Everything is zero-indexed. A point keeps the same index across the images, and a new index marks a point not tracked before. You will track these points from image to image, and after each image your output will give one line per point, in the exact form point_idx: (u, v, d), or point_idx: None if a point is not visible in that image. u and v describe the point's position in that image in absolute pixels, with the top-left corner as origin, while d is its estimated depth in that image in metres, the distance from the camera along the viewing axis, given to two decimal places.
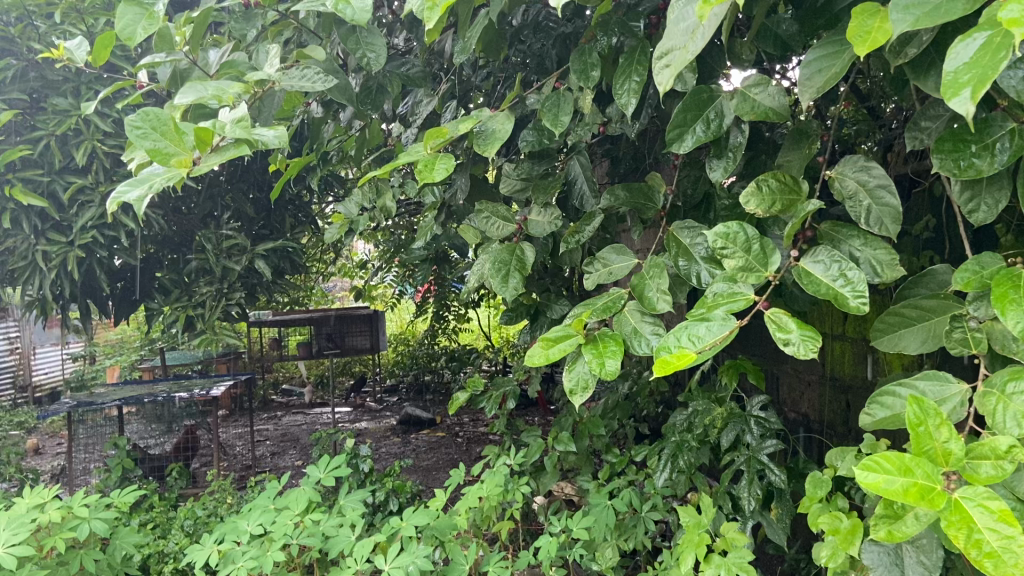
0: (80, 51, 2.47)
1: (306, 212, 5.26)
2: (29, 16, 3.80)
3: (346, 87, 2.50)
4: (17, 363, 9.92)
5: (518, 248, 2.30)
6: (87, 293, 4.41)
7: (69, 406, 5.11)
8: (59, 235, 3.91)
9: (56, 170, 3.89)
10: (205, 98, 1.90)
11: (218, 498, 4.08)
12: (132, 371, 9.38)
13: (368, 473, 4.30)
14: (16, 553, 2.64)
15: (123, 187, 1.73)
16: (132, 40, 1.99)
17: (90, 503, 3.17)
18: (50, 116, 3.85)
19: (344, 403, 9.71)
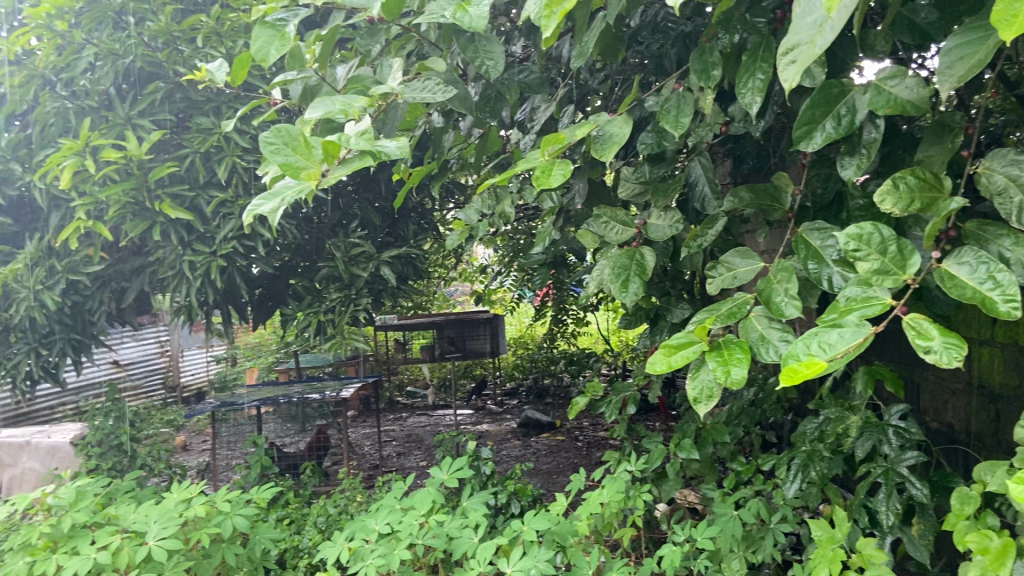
0: (221, 73, 2.65)
1: (428, 219, 5.39)
2: (174, 41, 4.06)
3: (465, 96, 2.54)
4: (167, 364, 10.67)
5: (637, 252, 2.28)
6: (228, 300, 4.71)
7: (214, 406, 5.47)
8: (203, 246, 4.16)
9: (201, 185, 4.14)
10: (333, 112, 2.00)
11: (348, 496, 4.23)
12: (269, 372, 9.91)
13: (490, 475, 4.34)
14: (167, 544, 2.84)
15: (259, 201, 1.86)
16: (266, 61, 2.12)
17: (231, 499, 3.37)
18: (195, 134, 4.09)
19: (466, 405, 9.88)
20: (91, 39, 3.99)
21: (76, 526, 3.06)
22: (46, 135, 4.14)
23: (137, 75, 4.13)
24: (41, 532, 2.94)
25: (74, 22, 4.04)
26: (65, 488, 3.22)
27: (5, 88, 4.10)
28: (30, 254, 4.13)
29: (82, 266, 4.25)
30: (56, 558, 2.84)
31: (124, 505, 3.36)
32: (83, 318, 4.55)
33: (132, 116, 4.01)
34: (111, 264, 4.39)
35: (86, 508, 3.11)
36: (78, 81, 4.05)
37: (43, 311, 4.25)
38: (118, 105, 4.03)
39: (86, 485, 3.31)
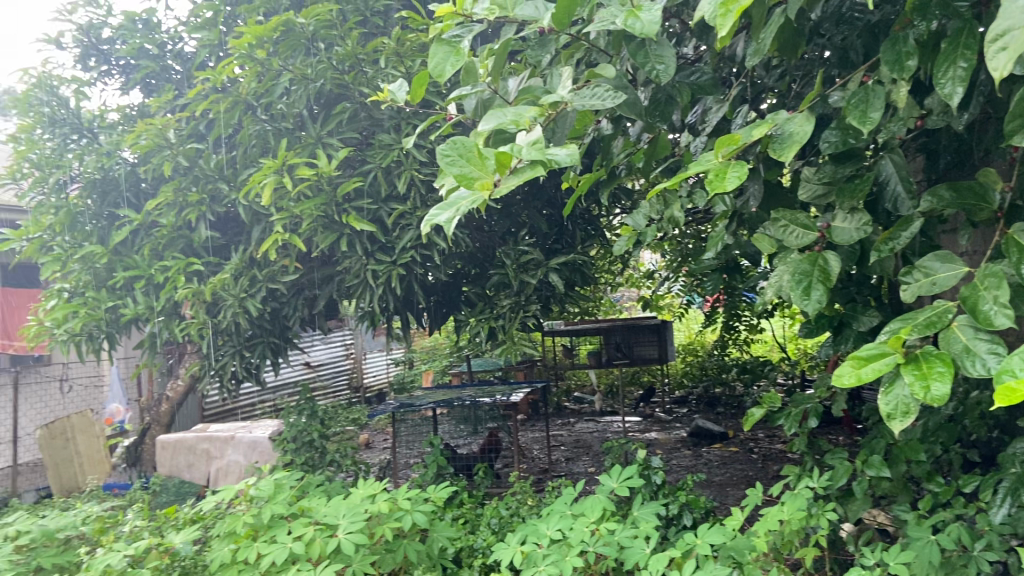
0: (401, 91, 2.79)
1: (596, 225, 5.39)
2: (359, 63, 4.31)
3: (635, 101, 2.51)
4: (352, 366, 11.36)
5: (821, 257, 2.15)
6: (406, 306, 4.94)
7: (394, 406, 5.75)
8: (385, 256, 4.39)
9: (383, 198, 4.37)
10: (505, 123, 2.05)
11: (520, 499, 4.30)
12: (443, 376, 10.31)
13: (661, 485, 4.25)
14: (355, 537, 3.04)
15: (435, 211, 1.93)
16: (442, 77, 2.20)
17: (411, 497, 3.52)
18: (377, 150, 4.33)
19: (634, 412, 9.77)
20: (286, 65, 4.30)
21: (274, 517, 3.31)
22: (248, 155, 4.56)
23: (326, 96, 4.41)
24: (245, 522, 3.22)
25: (272, 51, 4.38)
26: (265, 480, 3.49)
27: (215, 115, 4.53)
28: (236, 265, 4.54)
29: (279, 275, 4.61)
30: (258, 546, 3.09)
31: (317, 498, 3.61)
32: (280, 322, 4.93)
33: (322, 135, 4.31)
34: (304, 273, 4.74)
35: (282, 500, 3.36)
36: (276, 105, 4.39)
37: (246, 317, 4.65)
38: (311, 126, 4.34)
39: (283, 479, 3.58)
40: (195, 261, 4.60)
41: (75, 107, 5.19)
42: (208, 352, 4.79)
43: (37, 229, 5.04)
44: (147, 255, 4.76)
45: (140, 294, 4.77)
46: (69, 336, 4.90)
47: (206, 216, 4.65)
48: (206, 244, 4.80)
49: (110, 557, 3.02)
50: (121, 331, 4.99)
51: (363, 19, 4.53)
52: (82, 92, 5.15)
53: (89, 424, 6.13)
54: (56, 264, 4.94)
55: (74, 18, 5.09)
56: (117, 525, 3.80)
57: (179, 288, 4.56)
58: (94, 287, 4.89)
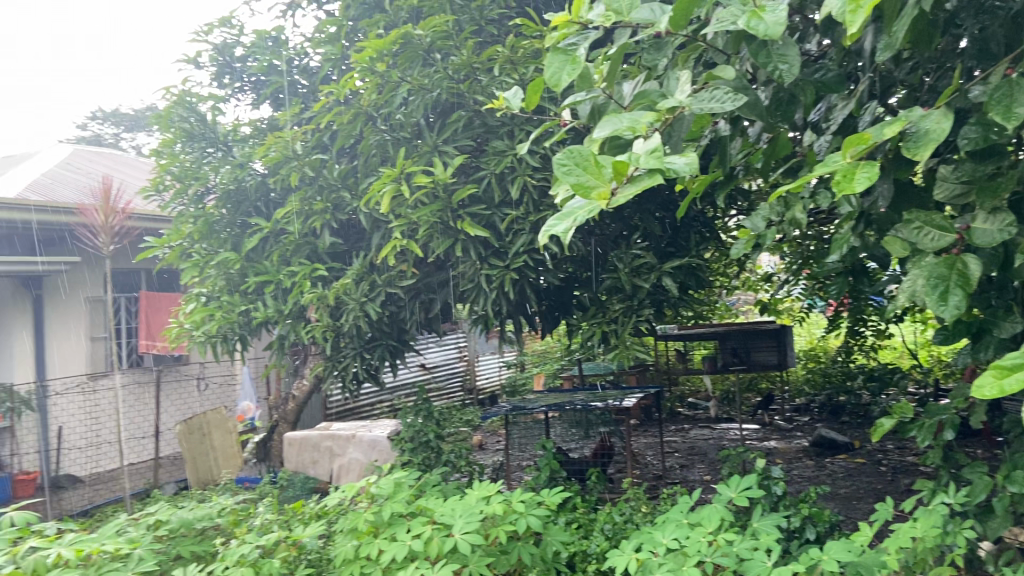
0: (517, 98, 2.82)
1: (711, 227, 5.26)
2: (474, 72, 4.39)
3: (756, 102, 2.45)
4: (465, 368, 11.55)
5: (959, 261, 2.03)
6: (519, 310, 4.99)
7: (506, 409, 5.81)
8: (498, 260, 4.44)
9: (496, 204, 4.43)
10: (621, 130, 2.06)
11: (634, 505, 4.26)
12: (554, 380, 10.33)
13: (782, 496, 4.10)
14: (471, 538, 3.10)
15: (552, 222, 1.97)
16: (558, 86, 2.22)
17: (526, 500, 3.55)
18: (491, 157, 4.39)
19: (752, 420, 9.47)
20: (405, 76, 4.41)
21: (393, 514, 3.42)
22: (369, 164, 4.72)
23: (443, 105, 4.50)
24: (367, 519, 3.34)
25: (391, 62, 4.51)
26: (385, 479, 3.61)
27: (337, 126, 4.71)
28: (356, 270, 4.72)
29: (397, 280, 4.75)
30: (379, 542, 3.20)
31: (433, 497, 3.70)
32: (398, 325, 5.09)
33: (439, 143, 4.41)
34: (420, 278, 4.87)
35: (401, 499, 3.47)
36: (395, 115, 4.53)
37: (367, 321, 4.82)
38: (428, 134, 4.44)
39: (403, 478, 3.68)
40: (320, 267, 4.80)
41: (211, 122, 5.50)
42: (331, 354, 4.99)
43: (178, 237, 5.41)
44: (275, 261, 5.01)
45: (270, 298, 5.03)
46: (205, 337, 5.22)
47: (330, 223, 4.85)
48: (329, 250, 5.00)
49: (244, 547, 3.19)
50: (252, 333, 5.27)
51: (478, 28, 4.62)
52: (217, 108, 5.47)
53: (223, 420, 6.55)
54: (195, 269, 5.29)
55: (210, 39, 5.41)
56: (249, 517, 4.01)
57: (305, 293, 4.78)
58: (228, 291, 5.21)
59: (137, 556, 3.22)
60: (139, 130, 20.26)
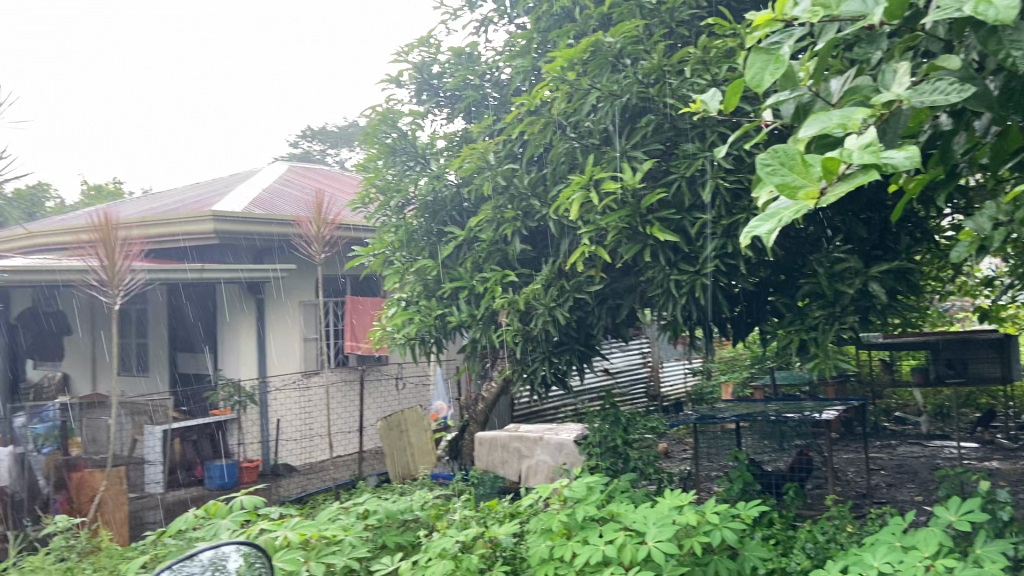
0: (715, 101, 2.77)
1: (923, 228, 4.84)
2: (664, 76, 4.36)
3: (984, 94, 2.25)
4: (650, 374, 11.43)
5: None
6: (710, 316, 4.86)
7: (695, 417, 5.67)
8: (688, 265, 4.35)
9: (686, 208, 4.33)
10: (830, 128, 2.01)
11: (838, 524, 4.02)
12: (745, 389, 9.96)
13: (1010, 523, 3.70)
14: (666, 547, 3.07)
15: (754, 223, 1.96)
16: (760, 87, 2.18)
17: (720, 512, 3.45)
18: (682, 160, 4.31)
19: (970, 437, 8.62)
20: (595, 83, 4.44)
21: (586, 518, 3.46)
22: (558, 172, 4.79)
23: (632, 111, 4.49)
24: (560, 520, 3.41)
25: (581, 71, 4.57)
26: (577, 482, 3.64)
27: (529, 136, 4.83)
28: (546, 276, 4.81)
29: (585, 286, 4.78)
30: (572, 545, 3.25)
31: (624, 503, 3.70)
32: (586, 331, 5.13)
33: (628, 149, 4.41)
34: (608, 284, 4.89)
35: (594, 503, 3.50)
36: (584, 123, 4.58)
37: (555, 325, 4.89)
38: (616, 140, 4.45)
39: (594, 482, 3.70)
40: (510, 273, 4.95)
41: (412, 137, 5.81)
42: (522, 358, 5.12)
43: (382, 246, 5.80)
44: (469, 267, 5.22)
45: (464, 303, 5.23)
46: (405, 340, 5.54)
47: (520, 230, 4.99)
48: (520, 256, 5.14)
49: (446, 541, 3.36)
50: (446, 337, 5.53)
51: (668, 31, 4.58)
52: (416, 124, 5.79)
53: (419, 418, 6.89)
54: (395, 276, 5.65)
55: (410, 59, 5.74)
56: (449, 512, 4.21)
57: (496, 299, 4.94)
58: (425, 296, 5.49)
59: (349, 542, 3.48)
60: (342, 146, 21.94)
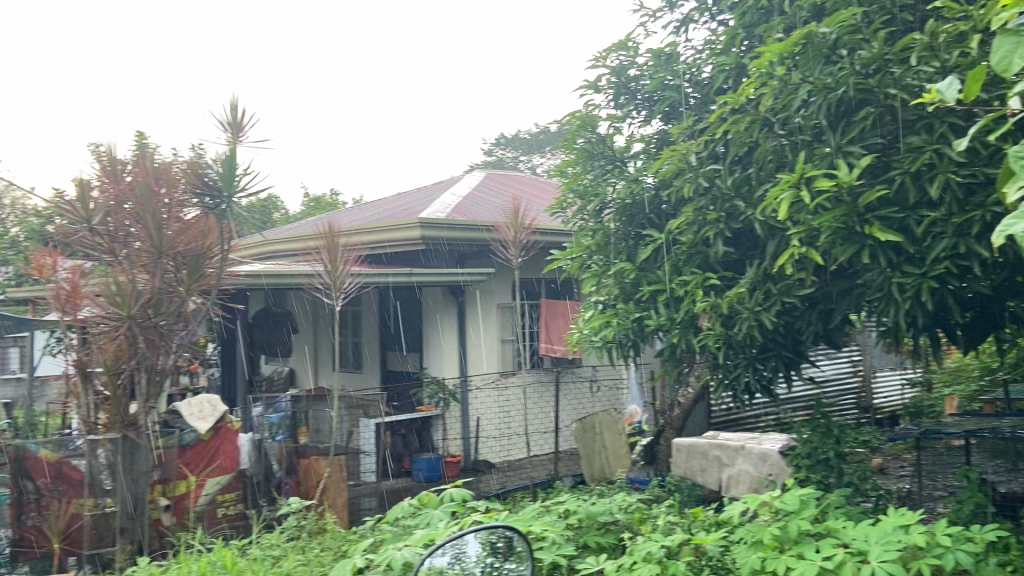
0: (952, 89, 2.57)
1: None
2: (886, 65, 4.09)
3: None
4: (860, 384, 10.67)
5: None
6: (936, 322, 4.47)
7: (916, 432, 5.23)
8: (913, 267, 4.02)
9: (911, 206, 4.02)
10: None
11: None
12: (971, 403, 9.04)
13: None
14: (891, 568, 2.87)
15: (1008, 221, 2.05)
16: (1008, 70, 2.23)
17: (953, 534, 3.18)
18: (905, 154, 4.01)
19: None
20: (806, 77, 4.25)
21: (800, 532, 3.31)
22: (764, 171, 4.62)
23: (848, 104, 4.25)
24: (772, 532, 3.28)
25: (791, 65, 4.39)
26: (789, 494, 3.49)
27: (733, 135, 4.70)
28: (751, 279, 4.65)
29: (794, 289, 4.57)
30: (786, 559, 3.13)
31: (840, 519, 3.50)
32: (793, 336, 4.90)
33: (843, 144, 4.17)
34: (819, 287, 4.64)
35: (808, 517, 3.35)
36: (794, 119, 4.39)
37: (761, 330, 4.72)
38: (830, 136, 4.23)
39: (807, 494, 3.53)
40: (712, 276, 4.84)
41: (610, 141, 5.83)
42: (724, 363, 4.98)
43: (580, 250, 5.87)
44: (669, 270, 5.16)
45: (663, 306, 5.17)
46: (602, 343, 5.58)
47: (723, 232, 4.86)
48: (722, 259, 5.01)
49: (651, 545, 3.37)
50: (644, 340, 5.49)
51: (889, 18, 4.28)
52: (615, 128, 5.81)
53: (613, 421, 6.86)
54: (592, 279, 5.71)
55: (607, 63, 5.78)
56: (650, 516, 4.19)
57: (698, 302, 4.84)
58: (622, 299, 5.51)
59: (555, 540, 3.55)
60: (534, 152, 22.53)
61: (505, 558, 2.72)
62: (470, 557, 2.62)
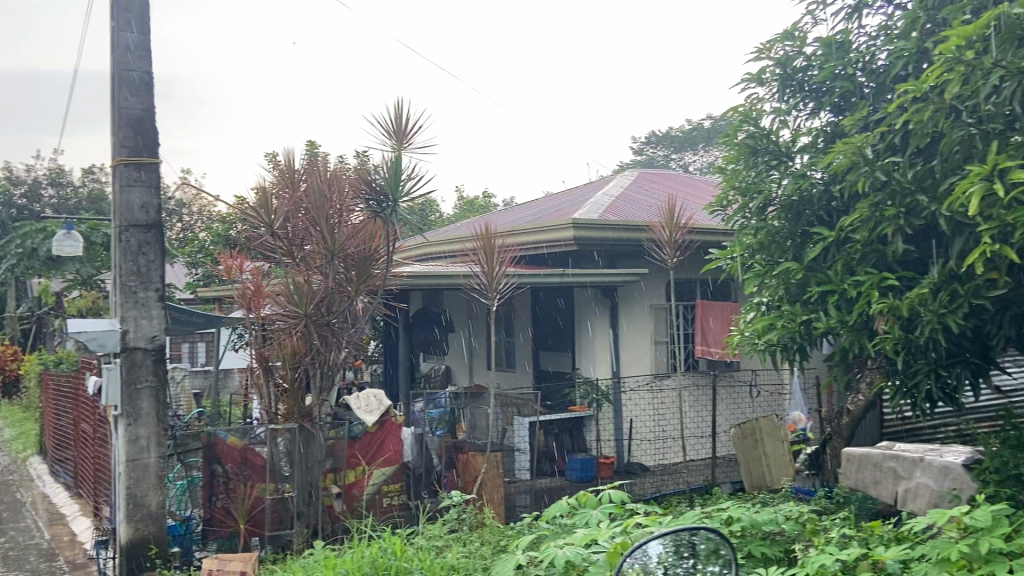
0: None
1: None
2: None
3: None
4: None
5: None
6: None
7: None
8: None
9: None
10: None
11: None
12: None
13: None
14: None
15: None
16: None
17: None
18: None
19: None
20: (998, 61, 3.92)
21: (993, 550, 3.04)
22: (950, 164, 4.32)
23: None
24: (959, 549, 3.04)
25: (983, 48, 4.05)
26: (980, 510, 3.21)
27: (914, 125, 4.39)
28: (934, 279, 4.34)
29: (985, 290, 4.23)
30: None
31: None
32: (982, 341, 4.55)
33: None
34: (1014, 289, 4.26)
35: (1002, 535, 3.07)
36: (984, 107, 4.07)
37: (945, 334, 4.38)
38: None
39: (1002, 511, 3.24)
40: (890, 276, 4.54)
41: (775, 136, 5.60)
42: (901, 370, 4.67)
43: (741, 249, 5.68)
44: (840, 270, 4.90)
45: (833, 307, 4.90)
46: (766, 345, 5.37)
47: (903, 229, 4.56)
48: (901, 258, 4.71)
49: (825, 557, 3.20)
50: (811, 344, 5.25)
51: None
52: (781, 121, 5.57)
53: (776, 428, 6.61)
54: (755, 280, 5.52)
55: (772, 55, 5.56)
56: (818, 527, 3.99)
57: (873, 304, 4.56)
58: (788, 301, 5.28)
59: None
60: (686, 150, 22.07)
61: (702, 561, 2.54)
62: (651, 559, 2.50)
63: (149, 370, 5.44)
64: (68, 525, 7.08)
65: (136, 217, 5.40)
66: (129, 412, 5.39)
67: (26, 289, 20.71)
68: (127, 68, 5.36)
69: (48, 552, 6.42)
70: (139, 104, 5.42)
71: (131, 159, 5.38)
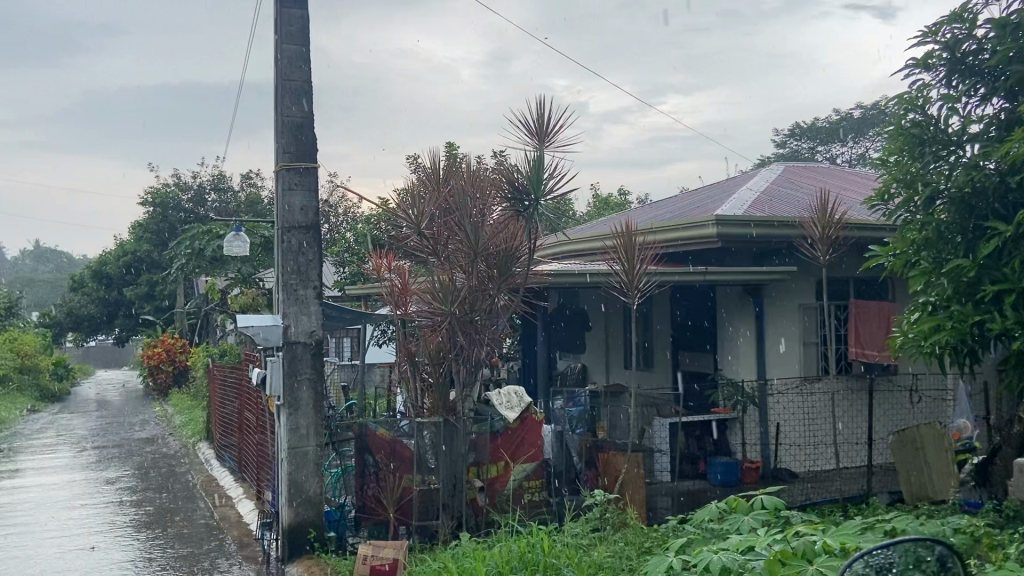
0: None
1: None
2: None
3: None
4: None
5: None
6: None
7: None
8: None
9: None
10: None
11: None
12: None
13: None
14: None
15: None
16: None
17: None
18: None
19: None
20: None
21: None
22: None
23: None
24: None
25: None
26: None
27: None
28: None
29: None
30: None
31: None
32: None
33: None
34: None
35: None
36: None
37: None
38: None
39: None
40: None
41: (943, 125, 5.23)
42: None
43: (904, 246, 5.35)
44: (1017, 267, 4.64)
45: (1010, 308, 4.62)
46: (932, 348, 5.04)
47: None
48: None
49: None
50: (984, 346, 4.91)
51: None
52: (949, 109, 5.20)
53: (939, 436, 6.15)
54: (920, 279, 5.19)
55: (939, 39, 5.19)
56: (997, 543, 3.72)
57: None
58: (957, 300, 4.93)
59: None
60: (833, 142, 21.06)
61: (905, 570, 2.62)
62: None
63: (307, 362, 5.81)
64: (234, 506, 7.63)
65: (296, 219, 5.72)
66: (290, 402, 5.80)
67: (192, 287, 22.45)
68: (290, 79, 5.70)
69: (218, 531, 6.94)
70: (299, 112, 5.74)
71: (292, 165, 5.70)
